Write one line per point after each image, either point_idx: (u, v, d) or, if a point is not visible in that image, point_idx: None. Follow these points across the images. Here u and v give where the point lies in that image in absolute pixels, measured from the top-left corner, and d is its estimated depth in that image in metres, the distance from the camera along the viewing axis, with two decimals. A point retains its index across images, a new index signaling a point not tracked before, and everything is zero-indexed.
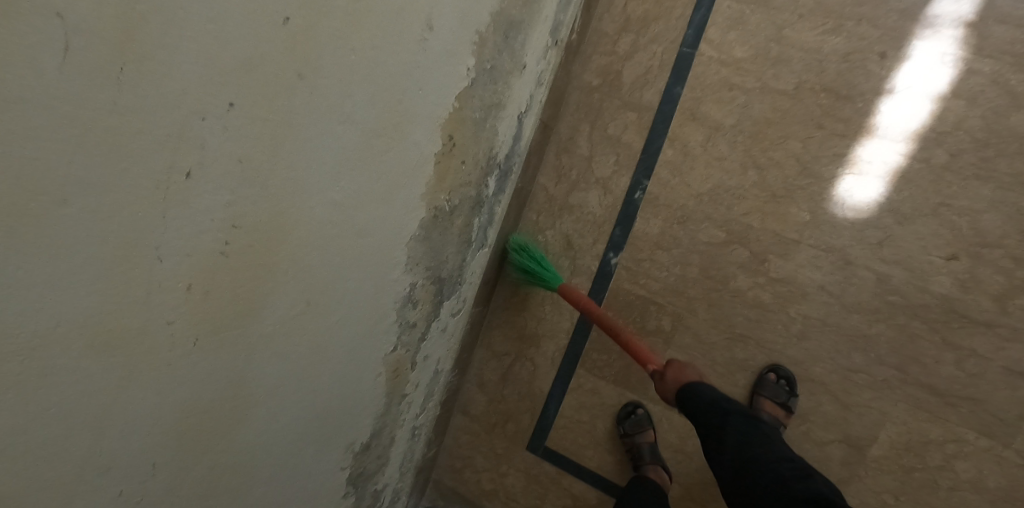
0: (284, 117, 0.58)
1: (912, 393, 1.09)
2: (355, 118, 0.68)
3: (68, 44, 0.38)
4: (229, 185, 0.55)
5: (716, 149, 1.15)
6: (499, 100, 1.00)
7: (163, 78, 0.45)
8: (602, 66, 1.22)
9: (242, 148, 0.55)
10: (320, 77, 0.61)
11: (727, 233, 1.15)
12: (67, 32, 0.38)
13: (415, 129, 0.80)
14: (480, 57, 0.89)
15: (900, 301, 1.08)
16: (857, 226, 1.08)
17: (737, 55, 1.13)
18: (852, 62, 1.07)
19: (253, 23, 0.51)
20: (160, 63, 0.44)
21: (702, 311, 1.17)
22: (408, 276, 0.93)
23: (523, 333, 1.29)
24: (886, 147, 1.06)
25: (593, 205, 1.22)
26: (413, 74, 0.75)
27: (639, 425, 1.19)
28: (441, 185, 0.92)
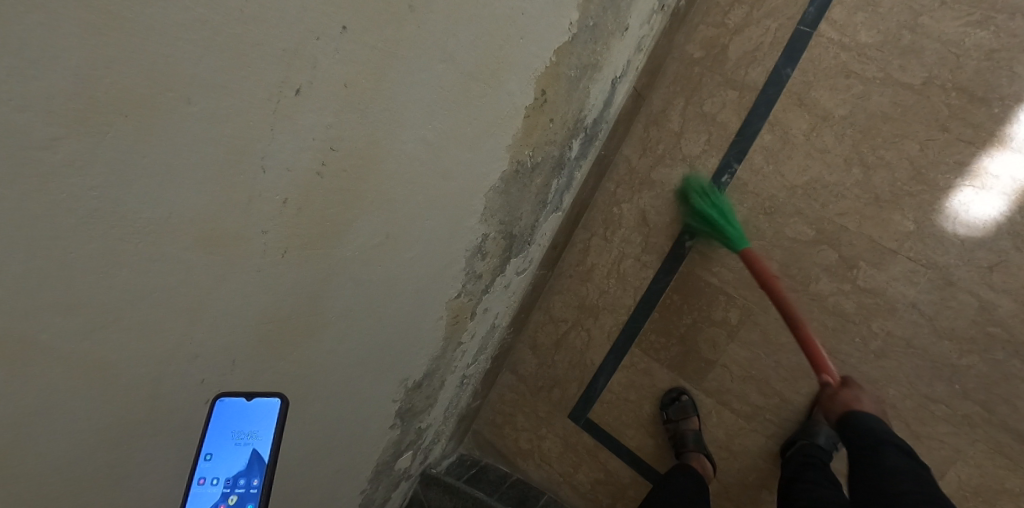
0: (390, 46, 0.60)
1: (994, 434, 1.00)
2: (456, 58, 0.69)
3: None
4: (333, 108, 0.58)
5: (819, 140, 1.07)
6: (596, 62, 0.97)
7: None
8: (707, 39, 1.15)
9: (349, 73, 0.57)
10: (428, 11, 0.61)
11: (817, 232, 1.07)
12: None
13: (511, 78, 0.79)
14: (585, 12, 0.87)
15: (1001, 334, 0.98)
16: (967, 245, 0.98)
17: (862, 40, 1.04)
18: (995, 61, 0.96)
19: None
20: None
21: (775, 309, 1.11)
22: (481, 226, 0.94)
23: (583, 302, 1.28)
24: (1018, 161, 0.95)
25: (675, 183, 1.18)
26: (517, 22, 0.74)
27: (683, 412, 1.17)
28: (527, 140, 0.91)
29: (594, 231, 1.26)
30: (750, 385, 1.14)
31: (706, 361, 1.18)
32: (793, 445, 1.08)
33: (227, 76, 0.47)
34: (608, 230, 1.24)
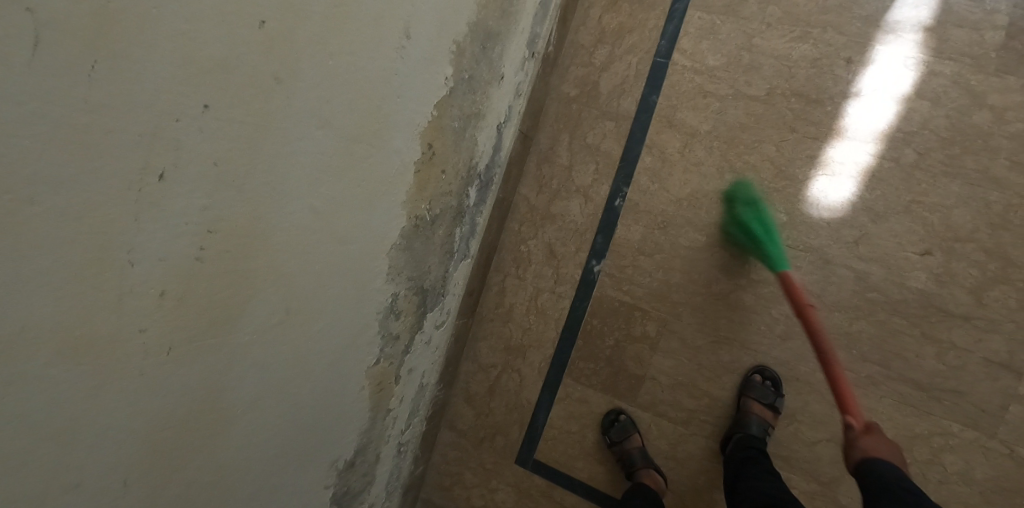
0: (260, 118, 0.60)
1: (896, 388, 1.09)
2: (333, 124, 0.70)
3: (39, 38, 0.39)
4: (205, 189, 0.57)
5: (693, 155, 1.16)
6: (478, 110, 1.01)
7: (137, 75, 0.46)
8: (579, 77, 1.24)
9: (218, 151, 0.57)
10: (298, 82, 0.63)
11: (708, 237, 1.15)
12: (37, 26, 0.38)
13: (395, 136, 0.81)
14: (459, 66, 0.91)
15: (879, 298, 1.09)
16: (833, 226, 1.10)
17: (710, 64, 1.16)
18: (820, 67, 1.11)
19: (229, 25, 0.53)
20: (133, 61, 0.46)
21: (688, 315, 1.16)
22: (390, 286, 0.93)
23: (509, 344, 1.28)
24: (856, 148, 1.09)
25: (575, 213, 1.22)
26: (392, 82, 0.77)
27: (624, 432, 1.17)
28: (422, 194, 0.93)
29: (506, 272, 1.27)
30: (680, 391, 1.17)
31: (635, 377, 1.20)
32: (730, 440, 1.10)
33: (79, 167, 0.45)
34: (519, 269, 1.26)
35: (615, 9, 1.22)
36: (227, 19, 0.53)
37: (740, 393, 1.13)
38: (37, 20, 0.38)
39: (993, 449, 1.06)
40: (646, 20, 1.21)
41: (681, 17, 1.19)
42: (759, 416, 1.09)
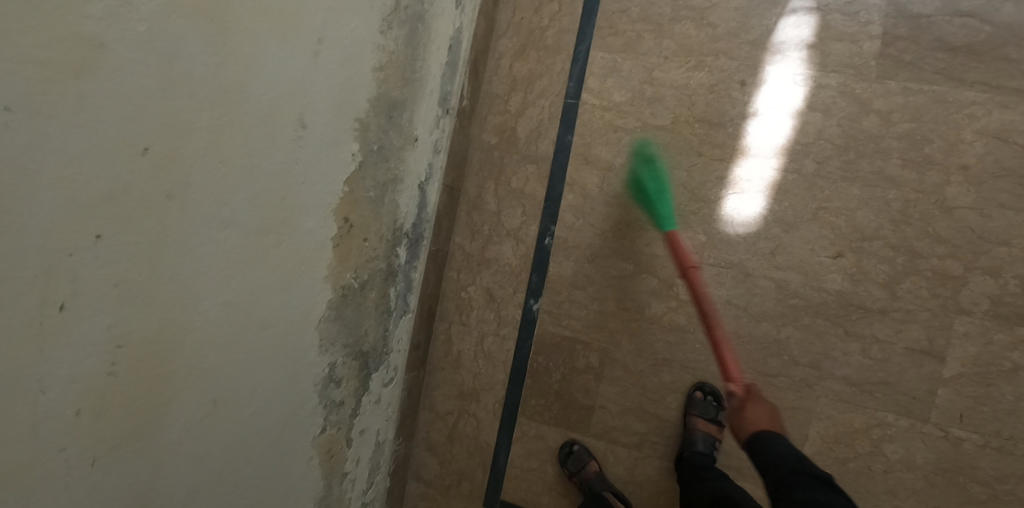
0: (158, 234, 0.64)
1: (830, 387, 1.13)
2: (236, 222, 0.74)
3: None
4: (109, 308, 0.60)
5: (611, 188, 1.21)
6: (395, 176, 1.06)
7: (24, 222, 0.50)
8: (497, 125, 1.29)
9: (118, 272, 0.60)
10: (193, 193, 0.67)
11: (635, 265, 1.20)
12: None
13: (306, 218, 0.86)
14: (365, 140, 0.96)
15: (802, 303, 1.13)
16: (748, 240, 1.15)
17: (617, 100, 1.22)
18: (717, 92, 1.17)
19: (113, 157, 0.57)
20: (18, 210, 0.49)
21: (626, 342, 1.21)
22: (325, 357, 0.97)
23: (463, 389, 1.30)
24: (760, 164, 1.15)
25: (508, 256, 1.27)
26: (294, 170, 0.81)
27: (581, 459, 1.20)
28: (345, 265, 0.97)
29: (451, 319, 1.31)
30: (629, 415, 1.21)
31: (585, 407, 1.23)
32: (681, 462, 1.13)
33: None
34: (463, 315, 1.30)
35: (523, 57, 1.28)
36: (111, 153, 0.57)
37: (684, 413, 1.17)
38: None
39: (928, 433, 1.10)
40: (553, 64, 1.26)
41: (585, 59, 1.25)
42: (704, 431, 1.12)
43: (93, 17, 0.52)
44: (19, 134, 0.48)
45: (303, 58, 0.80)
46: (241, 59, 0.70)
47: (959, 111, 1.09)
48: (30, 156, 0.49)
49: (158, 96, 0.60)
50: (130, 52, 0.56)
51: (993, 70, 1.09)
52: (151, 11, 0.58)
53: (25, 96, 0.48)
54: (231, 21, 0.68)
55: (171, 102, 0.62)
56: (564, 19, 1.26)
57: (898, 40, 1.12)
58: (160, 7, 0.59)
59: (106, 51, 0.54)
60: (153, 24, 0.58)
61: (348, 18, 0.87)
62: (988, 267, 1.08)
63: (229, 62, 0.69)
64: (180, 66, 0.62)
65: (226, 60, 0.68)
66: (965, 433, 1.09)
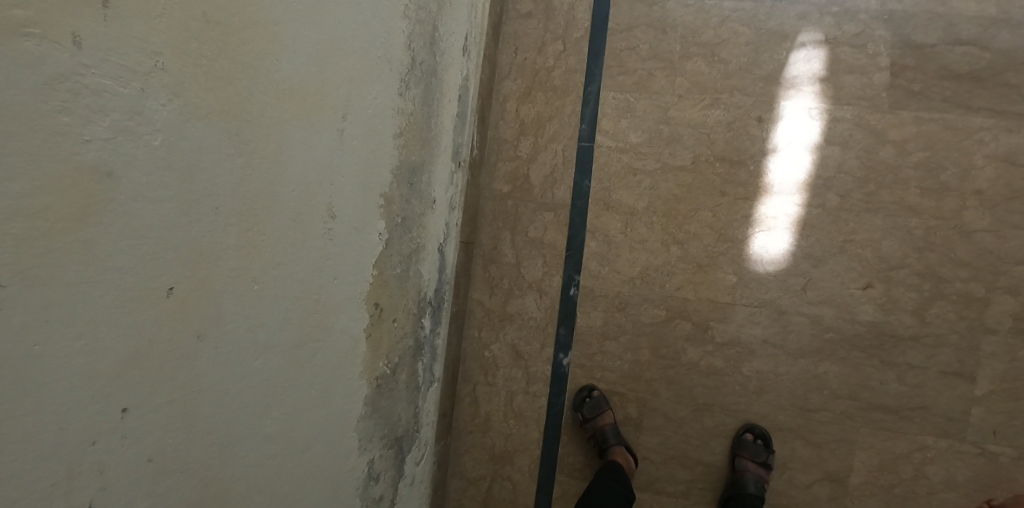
0: (191, 382, 0.54)
1: (870, 417, 1.12)
2: (272, 342, 0.64)
3: None
4: (144, 488, 0.50)
5: (635, 233, 1.18)
6: (417, 244, 0.97)
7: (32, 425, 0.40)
8: (509, 173, 1.22)
9: (150, 442, 0.51)
10: (224, 325, 0.57)
11: (667, 310, 1.17)
12: None
13: (339, 316, 0.76)
14: (390, 215, 0.87)
15: (836, 337, 1.13)
16: (780, 278, 1.14)
17: (633, 141, 1.18)
18: (735, 130, 1.15)
19: (134, 314, 0.47)
20: (25, 413, 0.39)
21: (664, 390, 1.17)
22: (364, 454, 0.88)
23: (494, 452, 1.23)
24: (784, 201, 1.14)
25: (532, 309, 1.21)
26: (326, 267, 0.72)
27: (597, 407, 1.15)
28: (378, 353, 0.88)
29: (475, 380, 1.24)
30: (673, 464, 1.16)
31: None
32: (727, 501, 1.10)
33: None
34: (489, 375, 1.23)
35: (530, 99, 1.22)
36: (132, 309, 0.47)
37: (732, 453, 1.13)
38: None
39: (967, 451, 1.09)
40: (562, 106, 1.21)
41: (596, 99, 1.20)
42: (754, 473, 1.09)
43: (100, 137, 0.42)
44: (20, 312, 0.38)
45: (330, 140, 0.69)
46: (268, 157, 0.59)
47: (969, 137, 1.10)
48: (38, 337, 0.39)
49: (180, 221, 0.50)
50: (145, 175, 0.46)
51: (997, 96, 1.09)
52: (166, 118, 0.47)
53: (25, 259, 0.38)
54: (255, 113, 0.57)
55: (196, 226, 0.52)
56: (570, 59, 1.21)
57: (906, 70, 1.12)
58: (176, 112, 0.48)
59: (116, 178, 0.43)
60: (169, 134, 0.47)
61: (368, 86, 0.76)
62: (1008, 287, 1.09)
63: (255, 163, 0.58)
64: (203, 181, 0.51)
65: (252, 162, 0.57)
66: (1000, 448, 1.09)
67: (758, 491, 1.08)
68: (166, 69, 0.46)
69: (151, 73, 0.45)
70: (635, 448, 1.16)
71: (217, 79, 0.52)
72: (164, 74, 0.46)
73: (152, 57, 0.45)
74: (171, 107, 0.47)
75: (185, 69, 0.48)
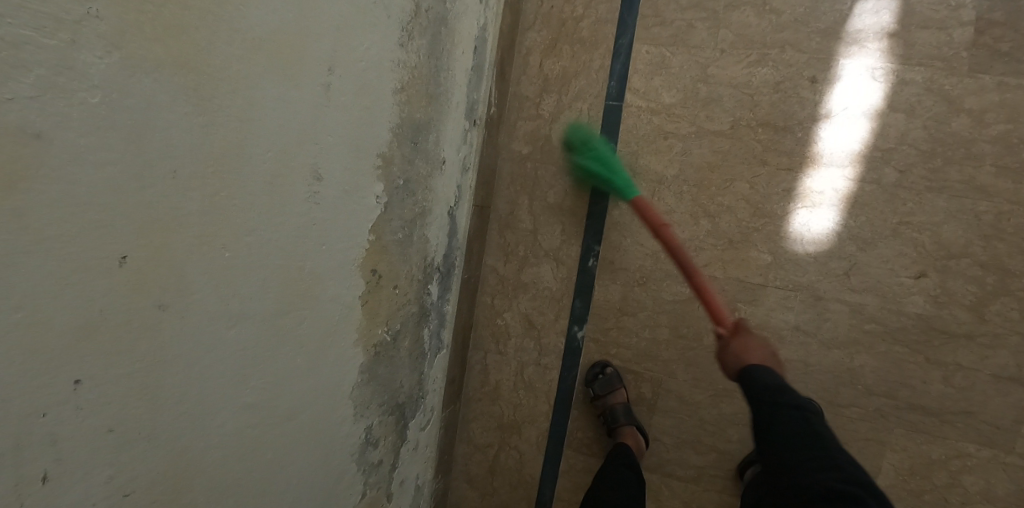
0: (155, 356, 0.51)
1: (906, 417, 1.03)
2: (249, 311, 0.61)
3: None
4: (105, 460, 0.48)
5: (663, 203, 1.08)
6: (423, 208, 0.92)
7: None
8: (529, 133, 1.14)
9: (111, 414, 0.48)
10: (193, 294, 0.53)
11: (691, 288, 1.09)
12: None
13: (329, 284, 0.73)
14: (390, 177, 0.82)
15: (878, 329, 1.02)
16: (820, 260, 1.03)
17: (666, 102, 1.07)
18: (783, 91, 1.03)
19: (83, 284, 0.43)
20: None
21: (681, 372, 1.11)
22: (360, 422, 0.86)
23: (502, 421, 1.21)
24: (833, 174, 1.02)
25: (547, 279, 1.15)
26: (312, 233, 0.68)
27: (609, 385, 1.10)
28: (376, 320, 0.85)
29: (486, 348, 1.20)
30: (685, 449, 1.11)
31: None
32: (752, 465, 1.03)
33: None
34: (500, 344, 1.19)
35: (555, 52, 1.12)
36: (79, 280, 0.43)
37: None
38: None
39: (1013, 464, 0.99)
40: (590, 61, 1.10)
41: (628, 54, 1.09)
42: None
43: (22, 96, 0.37)
44: None
45: (312, 96, 0.64)
46: (235, 115, 0.54)
47: None
48: None
49: (132, 185, 0.45)
50: (82, 136, 0.41)
51: None
52: (105, 72, 0.41)
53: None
54: (217, 66, 0.51)
55: (151, 189, 0.47)
56: (602, 7, 1.09)
57: (994, 26, 0.95)
58: (118, 65, 0.42)
59: (45, 140, 0.38)
60: (110, 90, 0.42)
61: (360, 36, 0.69)
62: None
63: (221, 122, 0.53)
64: (154, 142, 0.46)
65: (216, 120, 0.52)
66: None
67: None
68: (101, 16, 0.41)
69: (82, 22, 0.39)
70: (646, 431, 1.11)
71: (168, 28, 0.46)
72: (99, 23, 0.40)
73: (83, 3, 0.39)
74: (112, 60, 0.42)
75: (127, 17, 0.42)
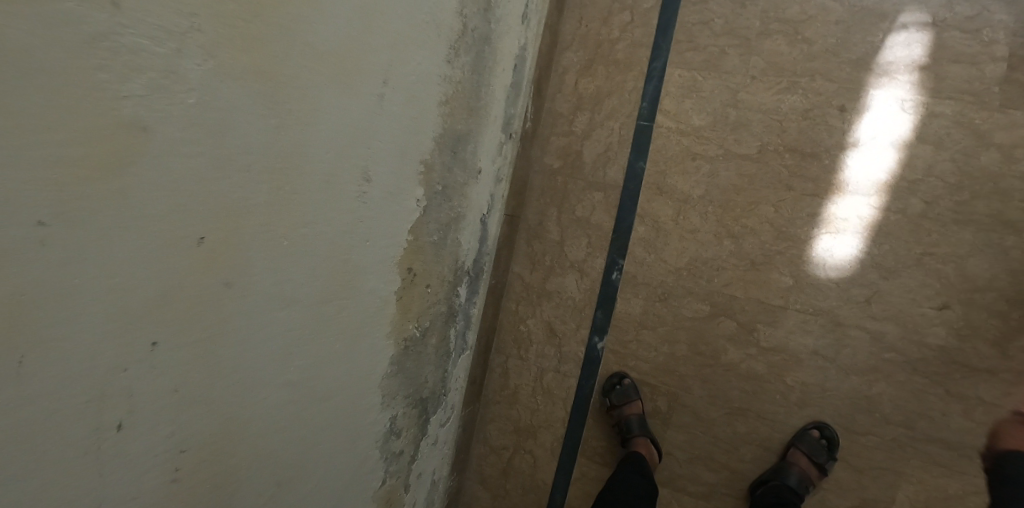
0: (217, 329, 0.57)
1: (924, 449, 1.02)
2: (297, 296, 0.67)
3: None
4: (168, 417, 0.53)
5: (687, 222, 1.12)
6: (458, 213, 0.98)
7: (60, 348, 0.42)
8: (561, 148, 1.19)
9: (177, 376, 0.53)
10: (252, 275, 0.59)
11: (712, 307, 1.11)
12: None
13: (369, 278, 0.79)
14: (430, 183, 0.87)
15: (898, 358, 1.03)
16: (842, 285, 1.05)
17: (696, 124, 1.11)
18: (812, 119, 1.05)
19: (166, 258, 0.49)
20: (53, 339, 0.41)
21: (697, 388, 1.13)
22: (386, 411, 0.91)
23: (518, 425, 1.24)
24: (858, 201, 1.04)
25: (571, 290, 1.19)
26: (359, 229, 0.74)
27: (626, 396, 1.13)
28: (408, 316, 0.90)
29: (507, 352, 1.25)
30: (697, 465, 1.13)
31: None
32: (764, 485, 1.05)
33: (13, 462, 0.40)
34: (521, 349, 1.24)
35: (591, 72, 1.17)
36: (164, 254, 0.49)
37: (790, 444, 1.07)
38: None
39: None
40: (624, 81, 1.15)
41: (660, 76, 1.13)
42: (803, 469, 1.03)
43: (135, 95, 0.42)
44: (62, 248, 0.40)
45: (367, 105, 0.70)
46: (300, 118, 0.60)
47: None
48: (74, 273, 0.41)
49: (212, 175, 0.52)
50: (179, 130, 0.47)
51: None
52: (201, 78, 0.48)
53: (58, 203, 0.39)
54: (289, 74, 0.57)
55: (227, 178, 0.53)
56: (637, 31, 1.14)
57: None
58: (211, 72, 0.48)
59: (151, 132, 0.45)
60: (203, 93, 0.48)
61: (412, 52, 0.76)
62: None
63: (289, 124, 0.59)
64: (233, 138, 0.53)
65: (285, 123, 0.59)
66: None
67: (800, 488, 1.01)
68: (202, 30, 0.47)
69: (187, 34, 0.45)
70: (660, 444, 1.13)
71: (253, 41, 0.52)
72: (199, 35, 0.47)
73: (189, 18, 0.45)
74: (207, 67, 0.48)
75: (221, 32, 0.49)
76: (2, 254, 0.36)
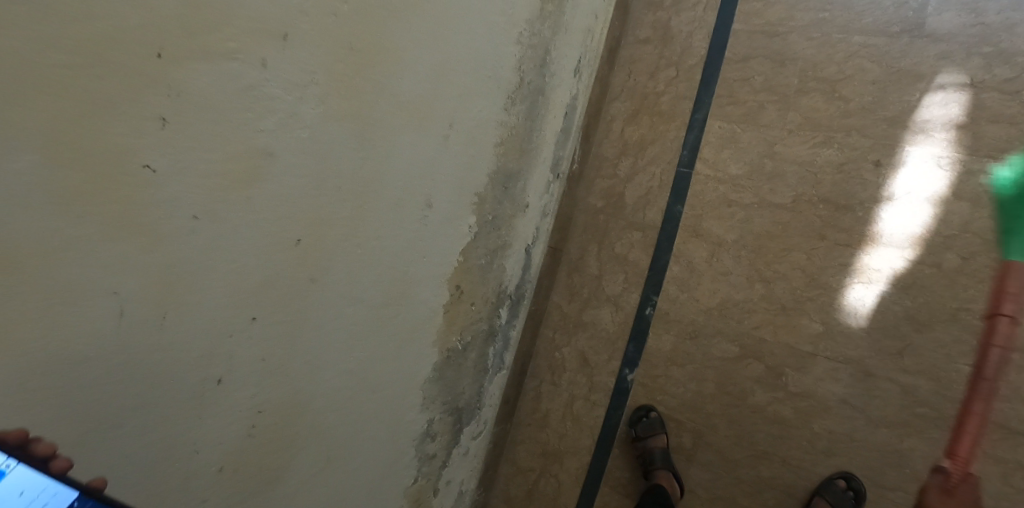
0: (299, 316, 0.69)
1: None
2: (362, 298, 0.79)
3: (123, 309, 0.49)
4: (253, 381, 0.66)
5: (721, 264, 1.18)
6: (504, 241, 1.09)
7: (191, 310, 0.55)
8: (605, 189, 1.29)
9: (265, 349, 0.66)
10: (330, 276, 0.72)
11: (741, 347, 1.15)
12: (122, 302, 0.49)
13: (422, 290, 0.90)
14: (481, 213, 0.99)
15: (931, 413, 1.03)
16: (873, 336, 1.06)
17: (733, 172, 1.18)
18: (846, 172, 1.10)
19: (270, 252, 0.62)
20: (188, 302, 0.55)
21: (723, 427, 1.16)
22: (424, 414, 1.01)
23: (547, 448, 1.30)
24: (891, 253, 1.06)
25: (605, 321, 1.27)
26: (418, 247, 0.86)
27: (651, 429, 1.17)
28: (452, 329, 1.01)
29: (542, 377, 1.32)
30: (719, 504, 1.15)
31: None
32: None
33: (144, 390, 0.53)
34: (555, 375, 1.31)
35: (636, 121, 1.28)
36: (269, 250, 0.62)
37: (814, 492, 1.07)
38: (120, 297, 0.49)
39: None
40: (666, 131, 1.25)
41: (701, 127, 1.22)
42: None
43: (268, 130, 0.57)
44: (205, 235, 0.54)
45: (435, 143, 0.83)
46: (381, 152, 0.74)
47: None
48: (209, 254, 0.55)
49: (310, 192, 0.65)
50: (293, 156, 0.61)
51: None
52: (314, 118, 0.62)
53: (208, 202, 0.54)
54: (376, 116, 0.71)
55: (321, 196, 0.67)
56: (681, 85, 1.24)
57: None
58: (321, 115, 0.63)
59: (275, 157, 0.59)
60: (314, 129, 0.63)
61: (475, 100, 0.89)
62: None
63: (371, 156, 0.73)
64: (330, 165, 0.67)
65: (369, 155, 0.72)
66: None
67: None
68: (319, 83, 0.62)
69: (308, 87, 0.60)
70: (682, 480, 1.16)
71: (354, 92, 0.67)
72: (316, 88, 0.62)
73: (311, 75, 0.60)
74: (318, 111, 0.63)
75: (333, 85, 0.64)
76: (166, 233, 0.51)
